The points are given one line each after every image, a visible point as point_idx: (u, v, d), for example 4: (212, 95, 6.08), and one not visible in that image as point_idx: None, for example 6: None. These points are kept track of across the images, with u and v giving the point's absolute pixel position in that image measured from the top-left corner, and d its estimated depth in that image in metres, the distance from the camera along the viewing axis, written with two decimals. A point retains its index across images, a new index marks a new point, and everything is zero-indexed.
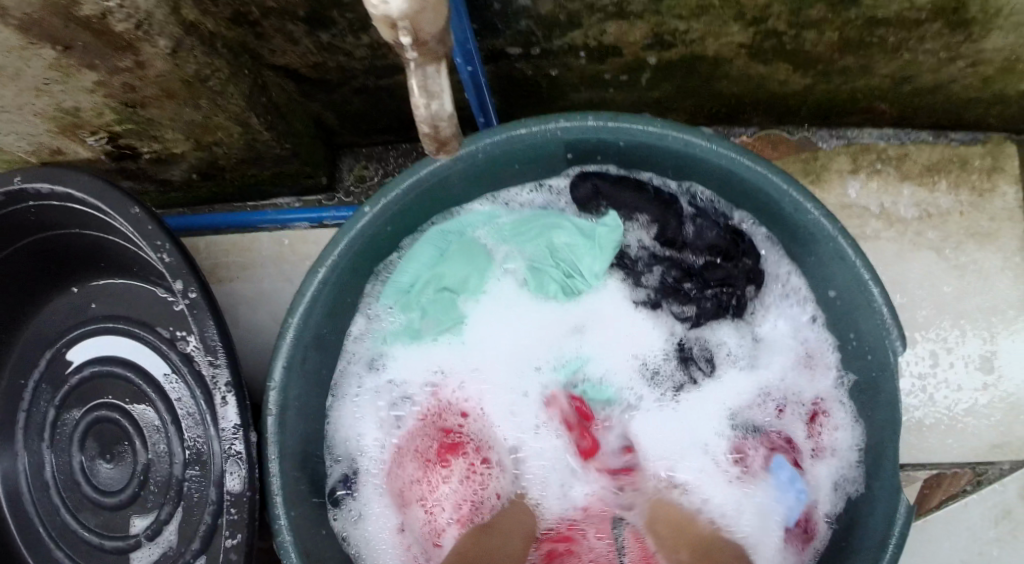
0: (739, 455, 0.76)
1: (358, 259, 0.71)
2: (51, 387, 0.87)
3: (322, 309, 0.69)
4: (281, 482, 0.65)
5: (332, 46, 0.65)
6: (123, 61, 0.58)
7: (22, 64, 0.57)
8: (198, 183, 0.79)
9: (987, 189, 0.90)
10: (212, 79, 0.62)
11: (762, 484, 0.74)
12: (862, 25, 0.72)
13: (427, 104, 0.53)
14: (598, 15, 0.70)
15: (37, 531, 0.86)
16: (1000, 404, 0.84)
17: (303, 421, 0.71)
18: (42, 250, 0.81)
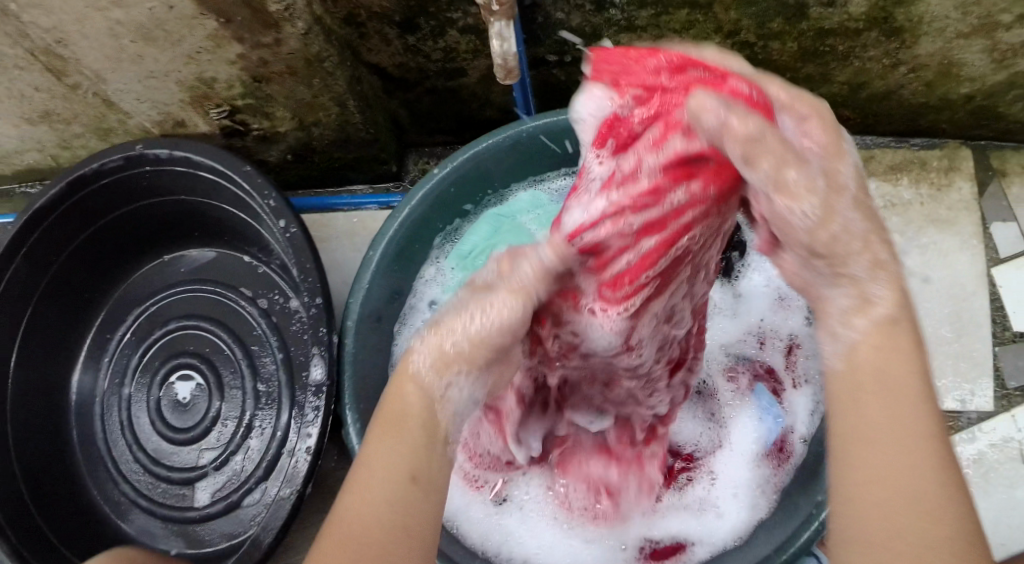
0: (732, 382, 0.85)
1: (425, 220, 0.86)
2: (138, 338, 1.04)
3: (395, 253, 0.84)
4: (353, 381, 0.79)
5: (415, 48, 0.85)
6: (266, 38, 0.76)
7: (186, 32, 0.76)
8: (292, 164, 1.01)
9: (944, 184, 1.02)
10: (328, 62, 0.81)
11: (747, 407, 0.84)
12: (813, 36, 0.88)
13: (500, 44, 0.69)
14: (614, 28, 0.88)
15: (110, 461, 1.01)
16: (963, 360, 0.96)
17: (382, 344, 0.85)
18: (144, 218, 1.00)
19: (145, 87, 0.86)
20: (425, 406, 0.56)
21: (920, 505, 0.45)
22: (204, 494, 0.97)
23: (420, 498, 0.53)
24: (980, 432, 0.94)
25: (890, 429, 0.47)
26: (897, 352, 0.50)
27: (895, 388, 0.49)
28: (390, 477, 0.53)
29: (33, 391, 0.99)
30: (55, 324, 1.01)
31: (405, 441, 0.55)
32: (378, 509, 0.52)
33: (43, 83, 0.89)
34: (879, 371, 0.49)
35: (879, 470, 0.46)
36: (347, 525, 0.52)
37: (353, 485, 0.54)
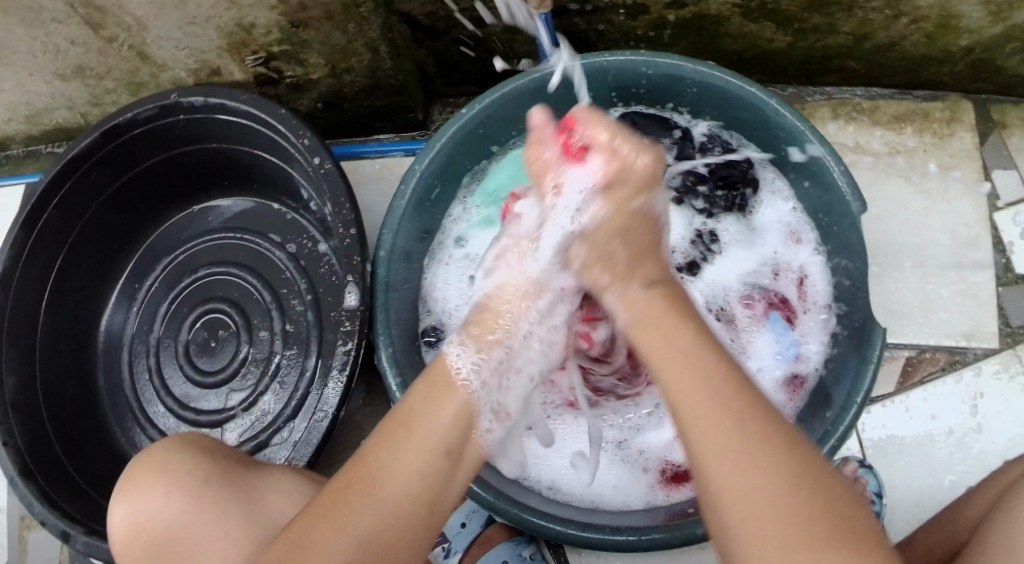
0: (749, 309, 0.90)
1: (448, 163, 0.88)
2: (166, 286, 1.08)
3: (419, 196, 0.85)
4: (384, 308, 0.82)
5: None
6: None
7: None
8: (322, 112, 1.04)
9: (946, 134, 1.04)
10: (362, 7, 0.85)
11: (762, 331, 0.89)
12: None
13: None
14: None
15: (135, 407, 1.04)
16: (967, 297, 0.99)
17: (410, 274, 0.89)
18: (173, 169, 1.04)
19: (184, 34, 0.90)
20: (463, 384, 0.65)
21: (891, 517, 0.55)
22: (232, 435, 0.99)
23: (446, 474, 0.61)
24: (985, 368, 0.97)
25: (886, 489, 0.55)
26: (690, 363, 0.58)
27: (673, 386, 0.58)
28: (428, 449, 0.60)
29: (66, 336, 1.03)
30: (89, 270, 1.04)
31: (452, 415, 0.63)
32: (410, 474, 0.59)
33: (79, 36, 0.92)
34: (702, 396, 0.56)
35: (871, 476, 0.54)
36: (388, 482, 0.58)
37: (386, 450, 0.59)
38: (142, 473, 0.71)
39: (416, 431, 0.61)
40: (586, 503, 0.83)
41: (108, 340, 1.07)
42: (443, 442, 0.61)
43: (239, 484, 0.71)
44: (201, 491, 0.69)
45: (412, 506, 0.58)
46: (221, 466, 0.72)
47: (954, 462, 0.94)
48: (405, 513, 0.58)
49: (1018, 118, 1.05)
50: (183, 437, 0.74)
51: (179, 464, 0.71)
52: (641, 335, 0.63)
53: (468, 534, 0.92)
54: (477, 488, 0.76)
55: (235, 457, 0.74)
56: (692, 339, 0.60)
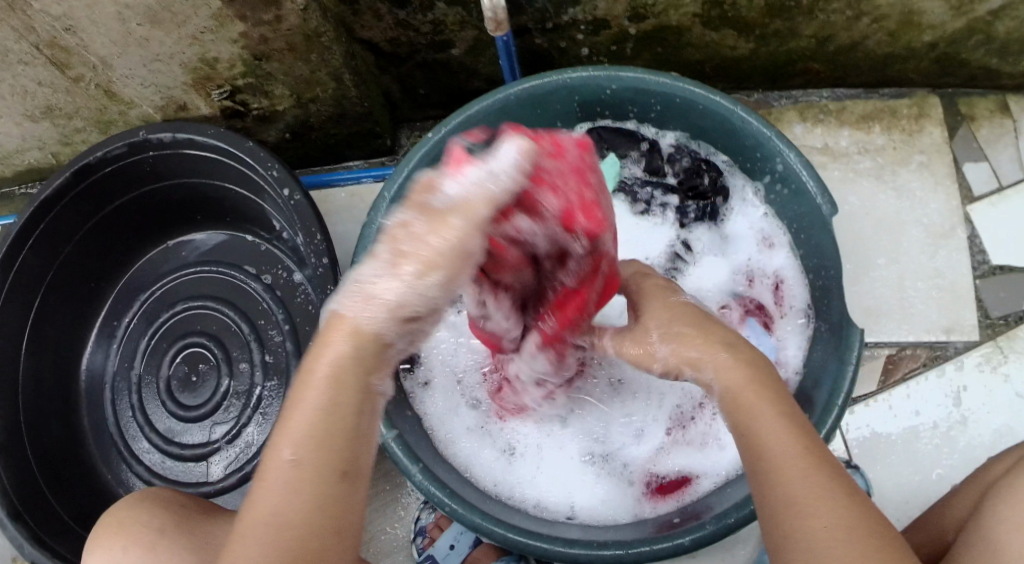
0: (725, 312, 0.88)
1: None
2: (145, 322, 1.07)
3: None
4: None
5: (405, 22, 0.87)
6: (267, 15, 0.79)
7: (191, 13, 0.79)
8: (290, 142, 1.04)
9: (914, 130, 1.04)
10: (324, 37, 0.85)
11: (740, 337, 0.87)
12: None
13: None
14: None
15: (119, 445, 1.04)
16: (944, 292, 1.00)
17: None
18: (145, 205, 1.04)
19: (149, 71, 0.90)
20: (350, 363, 0.50)
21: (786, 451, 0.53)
22: (218, 468, 0.99)
23: (344, 490, 0.49)
24: (967, 361, 0.98)
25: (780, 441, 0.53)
26: (780, 442, 0.53)
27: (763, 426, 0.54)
28: (311, 464, 0.48)
29: (48, 376, 1.02)
30: (66, 310, 1.04)
31: (324, 415, 0.49)
32: (294, 505, 0.48)
33: (46, 77, 0.92)
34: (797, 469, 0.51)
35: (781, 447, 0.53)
36: (268, 513, 0.48)
37: (269, 474, 0.49)
38: (106, 529, 0.72)
39: (290, 444, 0.49)
40: (574, 520, 0.82)
41: (89, 378, 1.07)
42: (327, 455, 0.49)
43: (198, 532, 0.71)
44: (156, 544, 0.70)
45: (320, 537, 0.48)
46: (180, 518, 0.72)
47: (940, 456, 0.95)
48: (306, 546, 0.47)
49: (985, 110, 1.05)
50: (148, 492, 0.76)
51: (136, 522, 0.71)
52: (730, 393, 0.57)
53: (457, 555, 0.92)
54: (462, 511, 0.75)
55: (197, 506, 0.75)
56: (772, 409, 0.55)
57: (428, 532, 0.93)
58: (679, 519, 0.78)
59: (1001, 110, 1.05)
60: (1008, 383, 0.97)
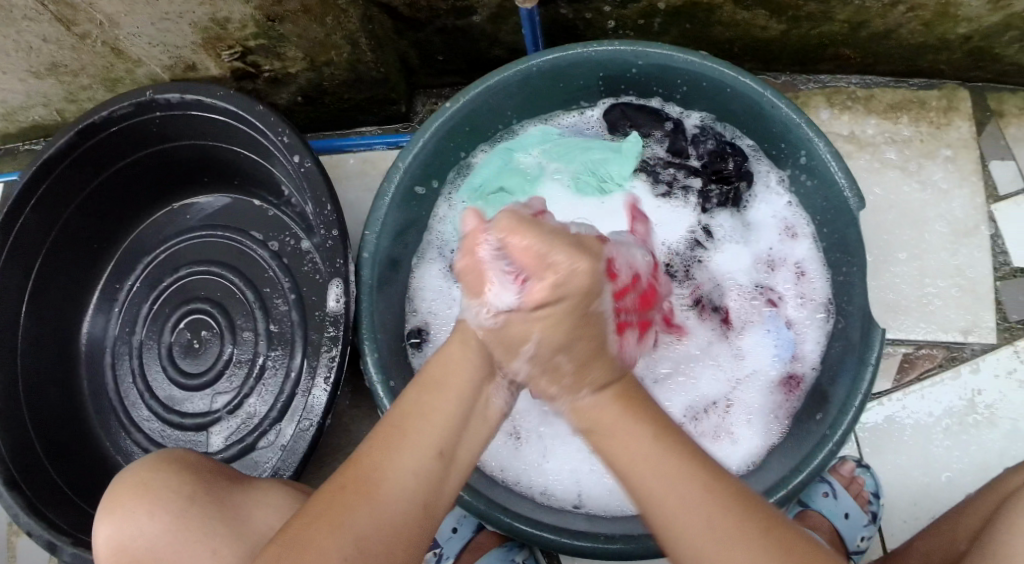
0: (747, 299, 0.87)
1: (434, 160, 0.85)
2: (148, 287, 1.05)
3: (404, 194, 0.82)
4: (370, 310, 0.79)
5: None
6: None
7: None
8: (302, 106, 1.02)
9: (943, 124, 1.02)
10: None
11: (756, 329, 0.86)
12: None
13: None
14: None
15: (118, 412, 1.02)
16: (964, 291, 0.97)
17: (399, 278, 0.86)
18: (150, 166, 1.01)
19: (157, 30, 0.88)
20: (470, 373, 0.60)
21: (640, 459, 0.56)
22: (218, 438, 0.97)
23: (443, 473, 0.58)
24: (984, 363, 0.96)
25: (645, 470, 0.56)
26: (656, 463, 0.56)
27: (618, 453, 0.57)
28: (424, 447, 0.57)
29: (48, 339, 1.01)
30: (67, 272, 1.02)
31: (445, 413, 0.59)
32: (408, 477, 0.56)
33: (51, 33, 0.90)
34: (659, 486, 0.55)
35: (659, 489, 0.55)
36: (381, 479, 0.56)
37: (386, 445, 0.57)
38: (125, 493, 0.70)
39: (412, 429, 0.58)
40: (580, 509, 0.80)
41: (90, 342, 1.05)
42: (440, 443, 0.58)
43: (224, 503, 0.70)
44: (184, 511, 0.68)
45: (416, 505, 0.56)
46: (204, 484, 0.70)
47: (952, 459, 0.93)
48: (406, 512, 0.56)
49: (1016, 107, 1.02)
50: (168, 457, 0.73)
51: (163, 484, 0.69)
52: (591, 432, 0.59)
53: (459, 539, 0.90)
54: (467, 498, 0.74)
55: (221, 473, 0.74)
56: (636, 431, 0.58)
57: None
58: None
59: None
60: None
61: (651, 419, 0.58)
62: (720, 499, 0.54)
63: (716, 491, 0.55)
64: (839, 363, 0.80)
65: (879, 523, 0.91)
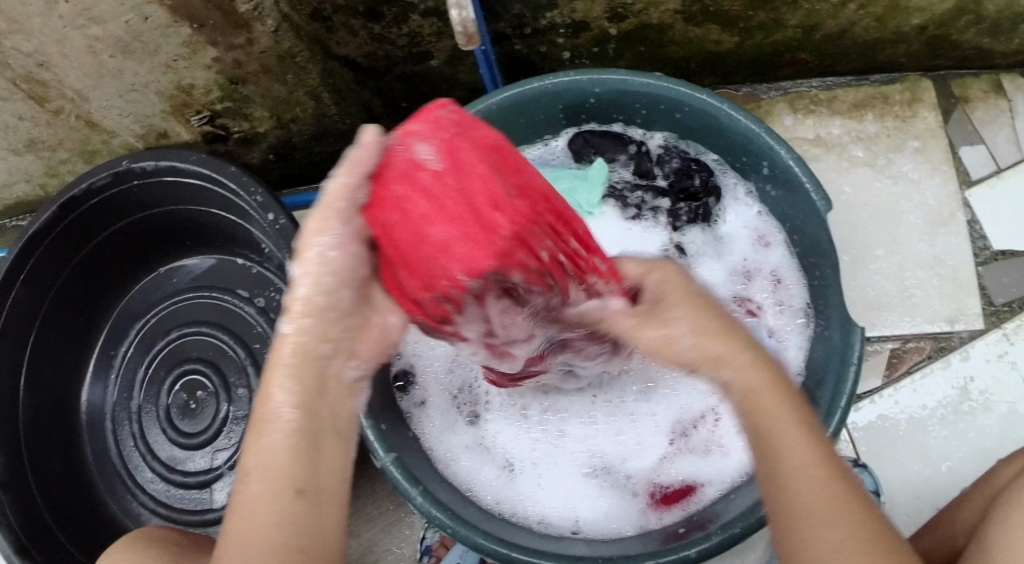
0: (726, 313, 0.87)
1: None
2: (142, 351, 1.07)
3: None
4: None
5: (381, 35, 0.86)
6: (238, 38, 0.78)
7: (162, 42, 0.78)
8: (274, 163, 1.04)
9: (908, 116, 1.02)
10: (298, 56, 0.84)
11: None
12: None
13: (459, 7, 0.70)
14: None
15: (122, 476, 1.04)
16: (946, 280, 0.98)
17: None
18: (133, 233, 1.03)
19: (126, 101, 0.89)
20: (294, 402, 0.54)
21: (797, 448, 0.53)
22: (221, 495, 0.98)
23: (314, 509, 0.52)
24: (973, 350, 0.96)
25: (799, 462, 0.52)
26: (813, 463, 0.52)
27: (781, 421, 0.54)
28: (276, 491, 0.51)
29: (50, 409, 1.02)
30: (61, 343, 1.03)
31: (283, 449, 0.53)
32: (274, 525, 0.50)
33: (26, 111, 0.92)
34: (809, 486, 0.51)
35: (812, 490, 0.51)
36: (239, 543, 0.50)
37: (239, 504, 0.51)
38: None
39: (255, 477, 0.52)
40: (579, 534, 0.81)
41: (90, 410, 1.06)
42: (293, 476, 0.52)
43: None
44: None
45: (285, 555, 0.49)
46: (172, 555, 0.72)
47: (950, 448, 0.93)
48: None
49: (979, 91, 1.03)
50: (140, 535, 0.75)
51: (127, 562, 0.70)
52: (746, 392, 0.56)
53: None
54: (464, 532, 0.74)
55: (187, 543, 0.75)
56: (800, 418, 0.55)
57: (434, 552, 0.93)
58: (685, 529, 0.77)
59: (996, 90, 1.03)
60: (1017, 369, 0.95)
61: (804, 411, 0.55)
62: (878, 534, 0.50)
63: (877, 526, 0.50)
64: (823, 366, 0.80)
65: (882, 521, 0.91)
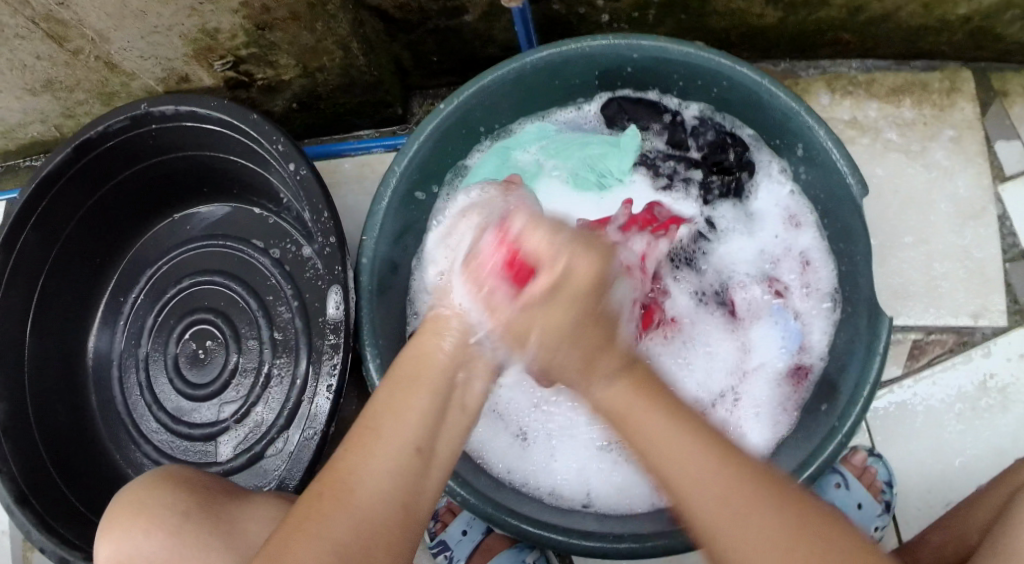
0: (753, 293, 0.86)
1: (431, 162, 0.84)
2: (152, 299, 1.05)
3: (402, 197, 0.81)
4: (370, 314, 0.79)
5: None
6: None
7: None
8: (297, 113, 1.02)
9: (946, 105, 1.00)
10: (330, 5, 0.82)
11: (764, 322, 0.85)
12: None
13: None
14: None
15: (126, 425, 1.02)
16: (973, 274, 0.96)
17: (399, 282, 0.86)
18: (148, 178, 1.01)
19: (148, 44, 0.87)
20: (444, 363, 0.60)
21: (689, 470, 0.54)
22: (226, 447, 0.97)
23: (420, 471, 0.56)
24: (995, 348, 0.94)
25: (704, 476, 0.53)
26: (722, 482, 0.53)
27: (659, 452, 0.55)
28: (397, 446, 0.55)
29: (56, 354, 1.01)
30: (71, 287, 1.02)
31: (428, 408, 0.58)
32: (383, 475, 0.54)
33: (44, 50, 0.89)
34: (719, 502, 0.53)
35: (724, 506, 0.52)
36: (354, 482, 0.54)
37: (356, 446, 0.55)
38: (123, 511, 0.71)
39: (387, 422, 0.56)
40: (590, 508, 0.80)
41: (96, 355, 1.05)
42: (414, 437, 0.56)
43: (220, 515, 0.70)
44: (180, 527, 0.68)
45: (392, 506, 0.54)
46: (202, 497, 0.71)
47: (966, 445, 0.92)
48: (378, 515, 0.53)
49: (1020, 86, 1.01)
50: (162, 474, 0.73)
51: (158, 502, 0.69)
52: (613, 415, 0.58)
53: (469, 542, 0.90)
54: (474, 501, 0.73)
55: (217, 486, 0.74)
56: (675, 431, 0.55)
57: (440, 517, 0.92)
58: None
59: None
60: None
61: (688, 426, 0.56)
62: (805, 536, 0.51)
63: (805, 523, 0.52)
64: (847, 354, 0.79)
65: (892, 512, 0.91)
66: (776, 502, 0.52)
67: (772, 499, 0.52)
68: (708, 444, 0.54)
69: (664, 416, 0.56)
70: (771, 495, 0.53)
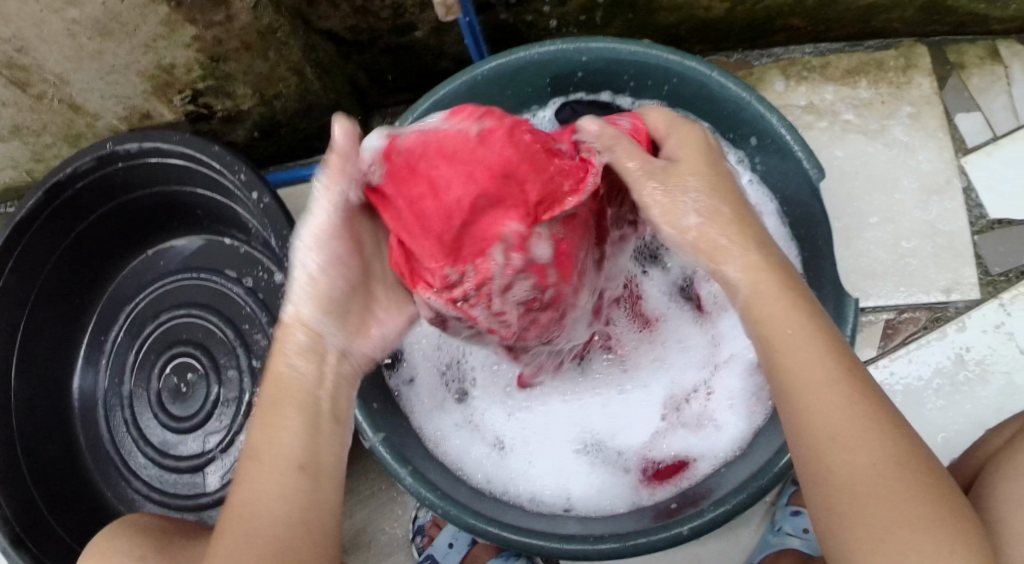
0: None
1: None
2: (132, 336, 1.06)
3: None
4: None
5: (364, 9, 0.85)
6: (217, 16, 0.77)
7: (141, 21, 0.77)
8: (260, 141, 1.02)
9: (902, 83, 1.01)
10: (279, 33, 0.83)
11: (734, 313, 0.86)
12: None
13: None
14: None
15: (115, 462, 1.03)
16: (943, 249, 0.97)
17: None
18: (119, 216, 1.01)
19: (107, 83, 0.88)
20: (303, 383, 0.62)
21: (809, 386, 0.55)
22: (214, 477, 0.98)
23: (312, 488, 0.58)
24: (970, 320, 0.95)
25: (820, 390, 0.55)
26: (838, 400, 0.54)
27: (789, 353, 0.57)
28: (278, 470, 0.58)
29: (41, 396, 1.02)
30: (52, 329, 1.03)
31: (296, 424, 0.60)
32: (275, 498, 0.57)
33: (7, 96, 0.90)
34: (842, 421, 0.53)
35: (835, 430, 0.53)
36: (243, 517, 0.56)
37: (243, 480, 0.58)
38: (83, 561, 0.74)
39: (263, 455, 0.59)
40: (571, 511, 0.80)
41: (82, 395, 1.06)
42: (293, 456, 0.59)
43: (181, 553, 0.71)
44: None
45: (290, 531, 0.56)
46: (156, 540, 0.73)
47: (947, 420, 0.92)
48: (279, 535, 0.55)
49: (975, 57, 1.01)
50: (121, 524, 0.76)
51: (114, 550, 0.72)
52: (754, 314, 0.60)
53: (456, 553, 0.91)
54: (455, 512, 0.73)
55: (175, 530, 0.76)
56: (815, 346, 0.57)
57: (425, 531, 0.93)
58: (678, 505, 0.77)
59: (992, 55, 1.01)
60: (1015, 339, 0.94)
61: (827, 345, 0.57)
62: (907, 480, 0.51)
63: (909, 475, 0.52)
64: None
65: None
66: (896, 447, 0.53)
67: (891, 444, 0.53)
68: (841, 379, 0.55)
69: (814, 339, 0.57)
70: (887, 433, 0.53)
